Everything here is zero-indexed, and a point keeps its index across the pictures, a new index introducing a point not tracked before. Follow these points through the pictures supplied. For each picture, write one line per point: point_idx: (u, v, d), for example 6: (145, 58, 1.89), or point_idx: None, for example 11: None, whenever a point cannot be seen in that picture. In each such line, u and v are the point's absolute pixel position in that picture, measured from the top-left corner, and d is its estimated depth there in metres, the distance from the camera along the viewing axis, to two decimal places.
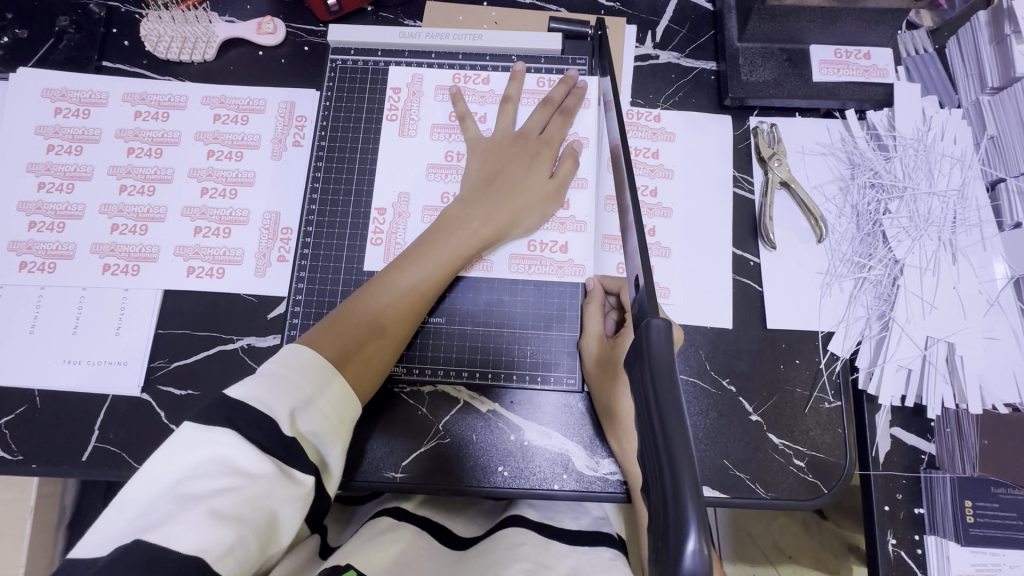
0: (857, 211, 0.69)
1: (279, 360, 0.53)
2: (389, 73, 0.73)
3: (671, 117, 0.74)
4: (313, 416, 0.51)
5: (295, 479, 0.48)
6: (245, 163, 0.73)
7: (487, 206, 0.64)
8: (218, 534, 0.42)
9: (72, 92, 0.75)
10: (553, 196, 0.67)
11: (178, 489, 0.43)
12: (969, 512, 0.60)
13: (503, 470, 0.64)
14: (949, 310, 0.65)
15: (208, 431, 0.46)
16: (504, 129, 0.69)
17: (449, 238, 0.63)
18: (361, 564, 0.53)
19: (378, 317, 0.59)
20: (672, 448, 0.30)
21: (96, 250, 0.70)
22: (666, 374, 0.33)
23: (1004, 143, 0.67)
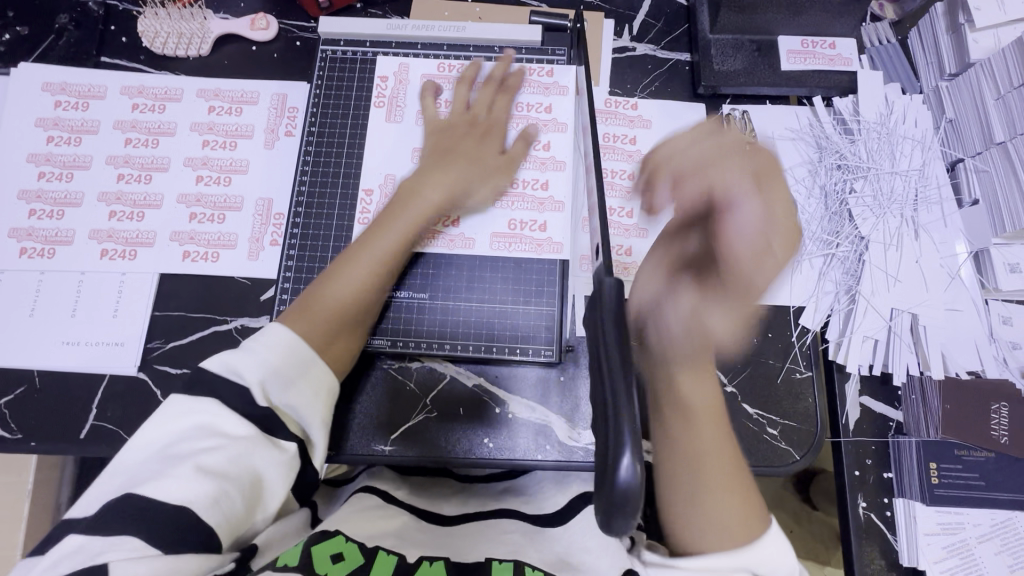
0: (825, 191, 0.73)
1: (260, 339, 0.55)
2: (380, 61, 0.76)
3: (648, 105, 0.77)
4: (283, 385, 0.54)
5: (278, 445, 0.52)
6: (239, 152, 0.76)
7: (443, 178, 0.66)
8: (201, 487, 0.46)
9: (71, 86, 0.78)
10: (505, 169, 0.70)
11: (166, 450, 0.48)
12: (934, 473, 0.63)
13: (488, 442, 0.67)
14: (911, 283, 0.68)
15: (192, 399, 0.50)
16: (458, 109, 0.72)
17: (403, 211, 0.64)
18: (349, 530, 0.55)
19: (347, 294, 0.61)
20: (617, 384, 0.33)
21: (94, 235, 0.73)
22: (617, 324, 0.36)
23: (961, 125, 0.71)
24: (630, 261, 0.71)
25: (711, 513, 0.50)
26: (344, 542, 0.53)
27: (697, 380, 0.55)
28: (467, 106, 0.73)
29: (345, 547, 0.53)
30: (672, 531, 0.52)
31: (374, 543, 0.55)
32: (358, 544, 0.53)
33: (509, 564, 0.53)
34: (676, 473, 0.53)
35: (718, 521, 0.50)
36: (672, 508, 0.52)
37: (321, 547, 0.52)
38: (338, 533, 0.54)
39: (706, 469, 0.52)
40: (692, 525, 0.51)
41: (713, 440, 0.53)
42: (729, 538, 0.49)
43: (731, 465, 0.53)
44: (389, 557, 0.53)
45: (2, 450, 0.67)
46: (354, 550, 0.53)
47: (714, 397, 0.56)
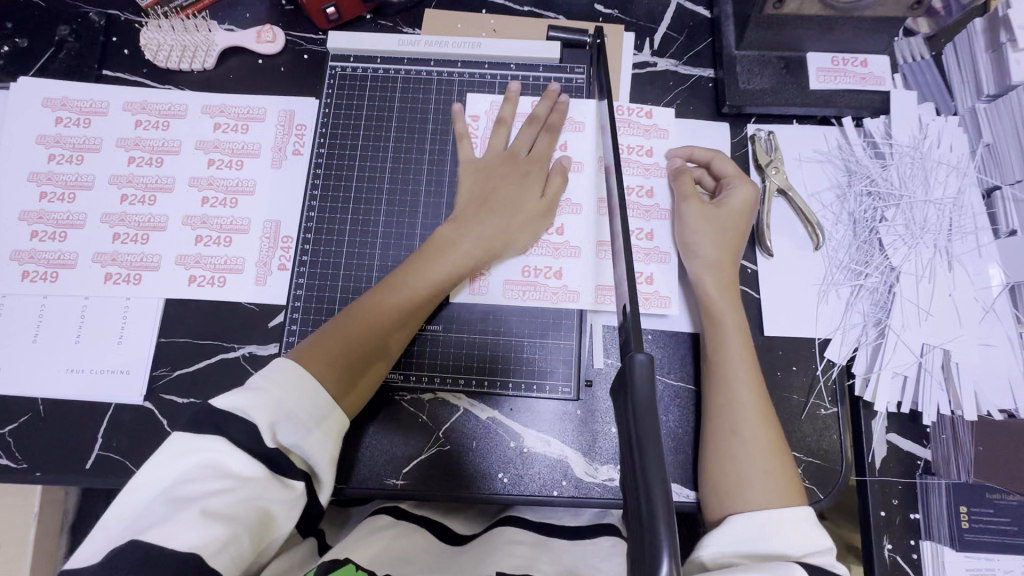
0: (854, 218, 0.70)
1: (267, 375, 0.53)
2: (471, 97, 0.73)
3: (663, 113, 0.73)
4: (293, 428, 0.51)
5: (287, 483, 0.50)
6: (246, 172, 0.74)
7: (481, 227, 0.64)
8: (211, 531, 0.45)
9: (73, 101, 0.75)
10: (545, 214, 0.67)
11: (171, 493, 0.46)
12: (964, 518, 0.61)
13: (503, 476, 0.65)
14: (944, 317, 0.65)
15: (197, 438, 0.48)
16: (494, 147, 0.69)
17: (439, 260, 0.63)
18: (359, 558, 0.54)
19: (369, 338, 0.59)
20: (650, 480, 0.31)
21: (98, 259, 0.71)
22: (648, 407, 0.34)
23: (999, 150, 0.68)
24: (651, 291, 0.68)
25: (757, 473, 0.56)
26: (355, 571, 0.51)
27: (746, 364, 0.61)
28: (506, 144, 0.70)
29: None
30: (726, 485, 0.56)
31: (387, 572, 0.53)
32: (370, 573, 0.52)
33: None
34: (720, 440, 0.59)
35: (766, 484, 0.55)
36: (717, 474, 0.58)
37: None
38: (348, 561, 0.52)
39: (748, 437, 0.57)
40: (741, 489, 0.55)
41: (757, 413, 0.58)
42: (776, 499, 0.54)
43: (772, 436, 0.58)
44: None
45: (7, 481, 0.65)
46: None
47: (759, 380, 0.61)
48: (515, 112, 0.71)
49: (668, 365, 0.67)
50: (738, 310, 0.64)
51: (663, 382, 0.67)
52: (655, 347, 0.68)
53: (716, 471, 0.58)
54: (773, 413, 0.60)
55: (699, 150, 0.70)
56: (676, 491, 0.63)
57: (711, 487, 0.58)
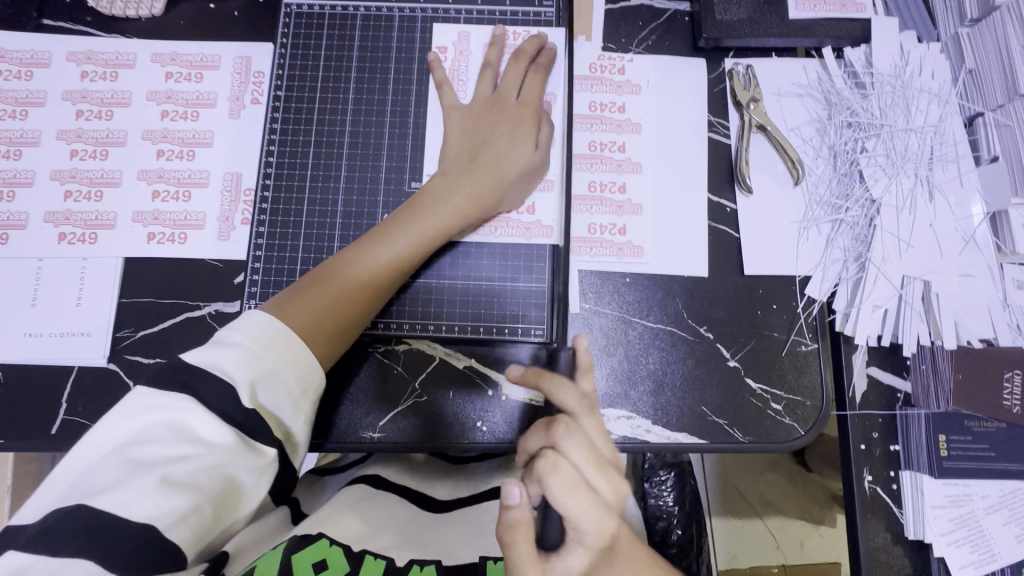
0: (834, 151, 0.68)
1: (247, 331, 0.50)
2: (435, 29, 0.69)
3: (638, 68, 0.71)
4: (272, 385, 0.49)
5: (256, 450, 0.47)
6: (202, 123, 0.70)
7: (472, 181, 0.61)
8: (170, 501, 0.42)
9: (12, 53, 0.71)
10: (537, 166, 0.63)
11: (126, 453, 0.43)
12: (943, 446, 0.61)
13: (482, 425, 0.64)
14: (925, 248, 0.64)
15: (163, 397, 0.45)
16: (481, 92, 0.66)
17: (426, 217, 0.60)
18: (334, 532, 0.55)
19: (348, 294, 0.57)
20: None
21: (50, 218, 0.67)
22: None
23: (982, 77, 0.66)
24: (624, 241, 0.67)
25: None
26: (329, 546, 0.54)
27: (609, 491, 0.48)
28: (494, 89, 0.66)
29: (331, 553, 0.53)
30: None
31: (360, 547, 0.55)
32: (343, 549, 0.53)
33: (503, 564, 0.56)
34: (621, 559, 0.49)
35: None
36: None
37: (306, 552, 0.52)
38: (323, 536, 0.54)
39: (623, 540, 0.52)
40: None
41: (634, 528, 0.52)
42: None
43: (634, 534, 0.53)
44: (375, 563, 0.54)
45: None
46: (338, 555, 0.53)
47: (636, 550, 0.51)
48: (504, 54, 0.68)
49: (647, 308, 0.66)
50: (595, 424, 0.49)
51: (641, 326, 0.66)
52: (633, 290, 0.66)
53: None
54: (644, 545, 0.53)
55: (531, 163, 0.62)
56: (657, 434, 0.63)
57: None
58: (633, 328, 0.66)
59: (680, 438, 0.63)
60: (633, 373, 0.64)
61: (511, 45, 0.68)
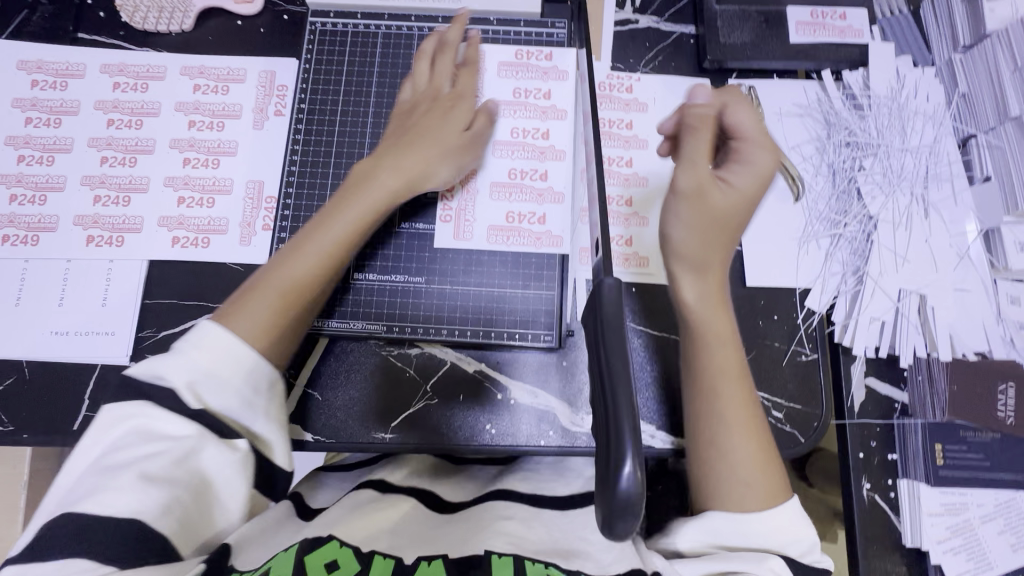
0: (833, 168, 0.71)
1: (188, 337, 0.52)
2: None
3: (645, 87, 0.74)
4: (216, 383, 0.50)
5: (227, 442, 0.50)
6: (227, 133, 0.73)
7: (398, 159, 0.60)
8: (149, 496, 0.46)
9: (49, 64, 0.74)
10: (462, 146, 0.64)
11: (102, 461, 0.47)
12: (939, 454, 0.63)
13: (491, 428, 0.66)
14: (921, 262, 0.67)
15: (120, 408, 0.49)
16: (419, 85, 0.66)
17: (359, 194, 0.59)
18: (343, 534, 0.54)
19: (298, 287, 0.57)
20: (616, 396, 0.33)
21: (79, 222, 0.70)
22: (617, 329, 0.35)
23: (975, 100, 0.69)
24: (630, 252, 0.70)
25: (735, 486, 0.54)
26: (339, 547, 0.53)
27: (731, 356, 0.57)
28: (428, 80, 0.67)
29: (339, 554, 0.52)
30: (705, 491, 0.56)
31: (370, 547, 0.54)
32: (354, 549, 0.53)
33: (508, 559, 0.52)
34: (702, 448, 0.57)
35: (746, 494, 0.54)
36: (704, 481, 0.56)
37: (314, 553, 0.51)
38: (332, 539, 0.53)
39: (723, 427, 0.56)
40: (735, 494, 0.54)
41: (741, 425, 0.56)
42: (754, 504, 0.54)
43: (759, 438, 0.56)
44: (385, 561, 0.53)
45: None
46: (348, 554, 0.52)
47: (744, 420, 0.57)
48: (438, 43, 0.68)
49: (652, 316, 0.68)
50: (724, 314, 0.58)
51: (646, 334, 0.68)
52: (639, 299, 0.69)
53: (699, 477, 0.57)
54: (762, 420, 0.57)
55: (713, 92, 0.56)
56: (661, 439, 0.65)
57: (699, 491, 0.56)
58: (637, 335, 0.68)
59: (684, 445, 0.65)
60: (639, 379, 0.66)
61: (472, 32, 0.69)
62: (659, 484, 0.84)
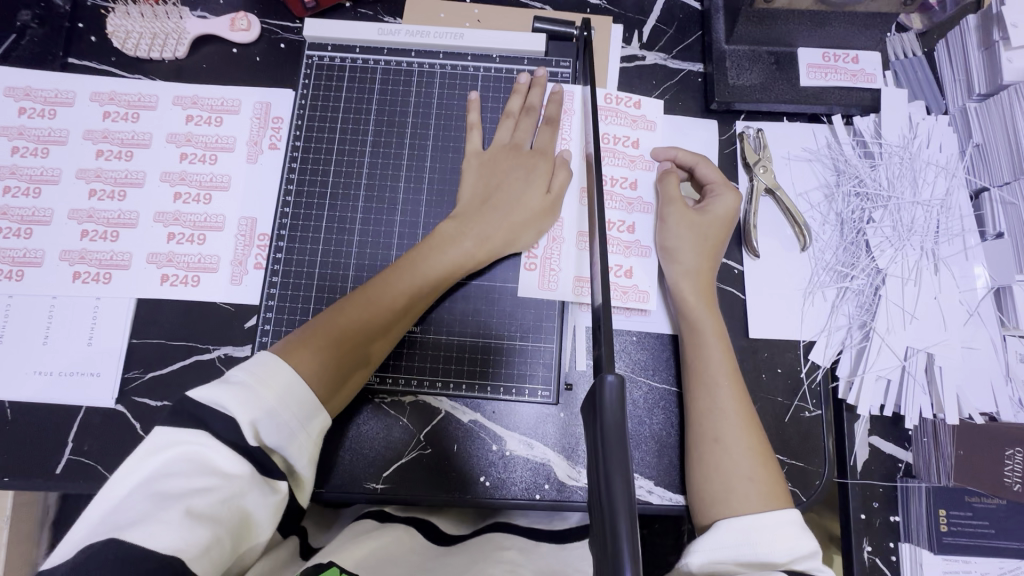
0: (842, 218, 0.69)
1: (252, 370, 0.50)
2: (451, 84, 0.71)
3: (652, 105, 0.72)
4: (277, 426, 0.48)
5: (272, 485, 0.47)
6: (220, 167, 0.71)
7: (484, 224, 0.63)
8: (195, 533, 0.41)
9: (37, 91, 0.72)
10: (548, 210, 0.66)
11: (153, 487, 0.42)
12: (943, 521, 0.61)
13: (486, 480, 0.64)
14: (929, 320, 0.65)
15: (179, 432, 0.45)
16: (500, 140, 0.68)
17: (438, 255, 0.62)
18: (343, 561, 0.51)
19: (359, 332, 0.58)
20: (617, 516, 0.31)
21: (66, 257, 0.68)
22: (615, 432, 0.33)
23: (989, 152, 0.67)
24: (630, 284, 0.67)
25: (739, 480, 0.55)
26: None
27: (727, 368, 0.60)
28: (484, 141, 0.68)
29: None
30: (708, 496, 0.56)
31: None
32: None
33: None
34: (704, 446, 0.58)
35: (749, 488, 0.55)
36: (701, 484, 0.57)
37: None
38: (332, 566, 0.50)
39: (731, 445, 0.57)
40: (726, 495, 0.55)
41: (739, 420, 0.58)
42: (756, 504, 0.54)
43: (758, 446, 0.57)
44: None
45: None
46: None
47: (745, 432, 0.58)
48: (524, 104, 0.69)
49: (652, 367, 0.67)
50: (718, 317, 0.63)
51: (647, 385, 0.66)
52: (640, 349, 0.67)
53: (698, 486, 0.57)
54: (760, 429, 0.59)
55: (680, 153, 0.68)
56: (659, 495, 0.63)
57: (696, 495, 0.57)
58: (637, 387, 0.66)
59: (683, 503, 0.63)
60: (637, 433, 0.65)
61: (552, 88, 0.70)
62: (654, 528, 0.83)
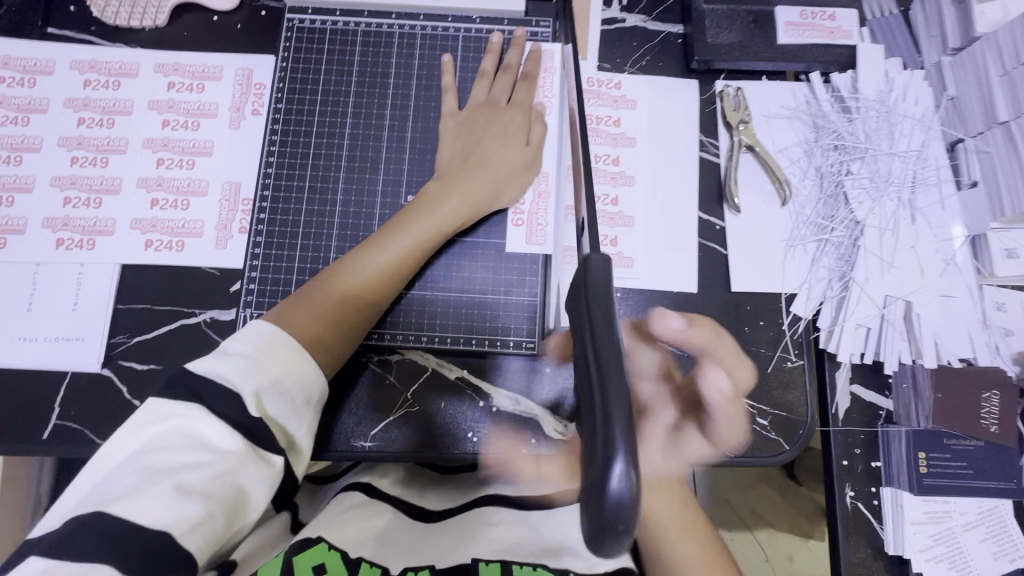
0: (821, 172, 0.70)
1: (250, 340, 0.49)
2: (433, 46, 0.71)
3: (632, 84, 0.73)
4: (279, 395, 0.48)
5: (266, 459, 0.46)
6: (203, 133, 0.71)
7: (470, 180, 0.63)
8: (186, 510, 0.41)
9: (16, 60, 0.72)
10: (529, 163, 0.66)
11: (142, 460, 0.42)
12: (923, 462, 0.62)
13: (473, 436, 0.65)
14: (907, 269, 0.66)
15: (170, 404, 0.44)
16: (476, 97, 0.68)
17: (426, 215, 0.61)
18: (333, 536, 0.55)
19: (351, 297, 0.58)
20: (606, 394, 0.29)
21: (48, 224, 0.68)
22: (602, 307, 0.31)
23: (964, 103, 0.68)
24: (614, 252, 0.68)
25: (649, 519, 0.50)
26: (328, 550, 0.53)
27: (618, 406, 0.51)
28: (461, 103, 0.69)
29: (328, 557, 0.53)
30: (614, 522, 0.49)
31: (359, 552, 0.54)
32: (343, 555, 0.53)
33: (495, 565, 0.54)
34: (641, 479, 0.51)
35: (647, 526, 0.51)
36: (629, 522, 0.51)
37: (305, 556, 0.52)
38: (321, 541, 0.54)
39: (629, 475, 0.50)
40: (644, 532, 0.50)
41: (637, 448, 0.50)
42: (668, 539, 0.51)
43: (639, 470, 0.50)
44: (373, 570, 0.53)
45: None
46: (338, 561, 0.53)
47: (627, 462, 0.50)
48: (500, 63, 0.70)
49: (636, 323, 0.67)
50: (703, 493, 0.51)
51: None
52: (624, 305, 0.67)
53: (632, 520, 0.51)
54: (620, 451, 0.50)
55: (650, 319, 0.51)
56: None
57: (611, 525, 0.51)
58: None
59: None
60: None
61: (531, 48, 0.70)
62: None
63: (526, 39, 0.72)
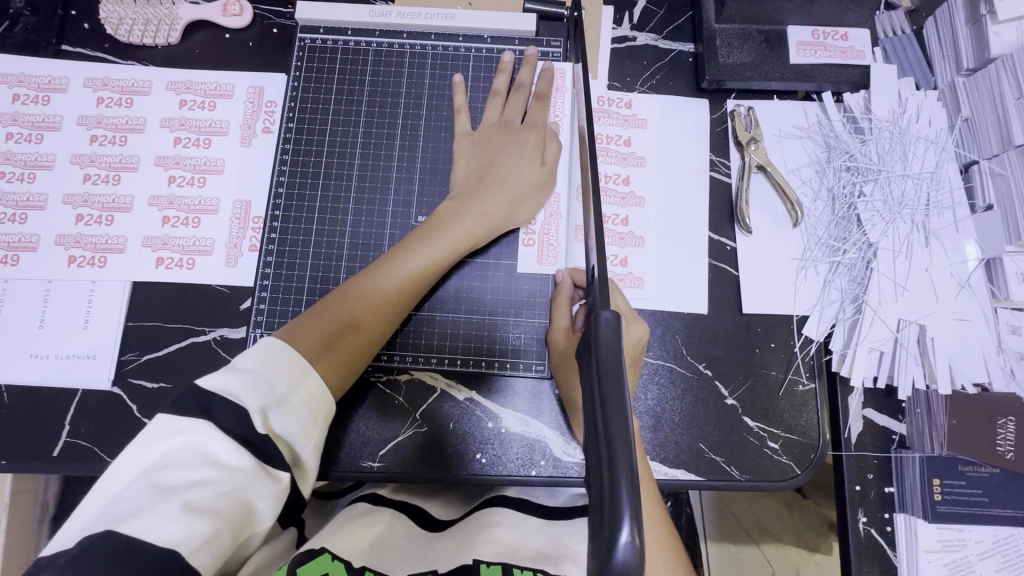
0: (833, 193, 0.69)
1: (258, 355, 0.49)
2: (444, 66, 0.71)
3: (643, 104, 0.73)
4: (285, 414, 0.48)
5: (273, 474, 0.46)
6: (214, 150, 0.72)
7: (482, 200, 0.64)
8: (194, 528, 0.41)
9: (30, 78, 0.72)
10: (545, 182, 0.66)
11: (152, 478, 0.42)
12: (937, 490, 0.62)
13: (481, 457, 0.64)
14: (921, 292, 0.65)
15: (181, 421, 0.45)
16: (490, 116, 0.68)
17: (440, 236, 0.62)
18: (337, 547, 0.53)
19: (364, 316, 0.57)
20: (613, 456, 0.30)
21: (60, 242, 0.69)
22: (613, 369, 0.33)
23: (978, 124, 0.68)
24: (625, 272, 0.67)
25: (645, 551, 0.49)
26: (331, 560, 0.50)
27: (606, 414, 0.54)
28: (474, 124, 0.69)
29: (332, 567, 0.50)
30: None
31: (363, 561, 0.52)
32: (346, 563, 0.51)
33: (497, 568, 0.52)
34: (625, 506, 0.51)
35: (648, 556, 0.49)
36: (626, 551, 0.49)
37: (309, 566, 0.49)
38: (325, 551, 0.51)
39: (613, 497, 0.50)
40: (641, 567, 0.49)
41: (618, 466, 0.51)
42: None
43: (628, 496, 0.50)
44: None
45: None
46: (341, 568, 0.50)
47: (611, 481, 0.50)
48: (513, 82, 0.70)
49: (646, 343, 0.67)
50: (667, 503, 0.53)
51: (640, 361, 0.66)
52: None
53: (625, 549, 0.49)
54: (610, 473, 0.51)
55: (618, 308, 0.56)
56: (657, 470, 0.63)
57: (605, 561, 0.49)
58: None
59: (677, 475, 0.63)
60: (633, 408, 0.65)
61: (542, 66, 0.70)
62: None
63: (537, 58, 0.72)
